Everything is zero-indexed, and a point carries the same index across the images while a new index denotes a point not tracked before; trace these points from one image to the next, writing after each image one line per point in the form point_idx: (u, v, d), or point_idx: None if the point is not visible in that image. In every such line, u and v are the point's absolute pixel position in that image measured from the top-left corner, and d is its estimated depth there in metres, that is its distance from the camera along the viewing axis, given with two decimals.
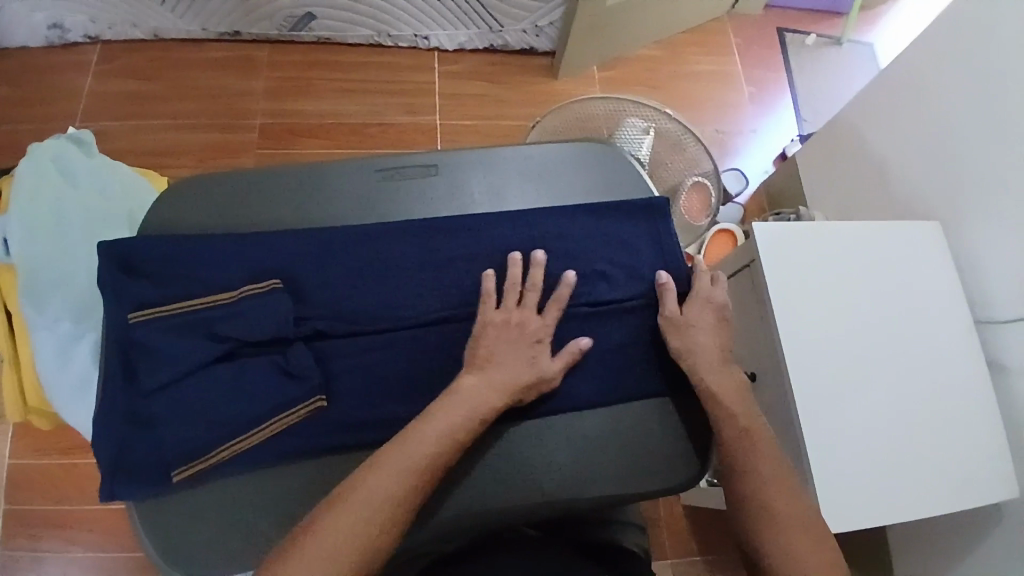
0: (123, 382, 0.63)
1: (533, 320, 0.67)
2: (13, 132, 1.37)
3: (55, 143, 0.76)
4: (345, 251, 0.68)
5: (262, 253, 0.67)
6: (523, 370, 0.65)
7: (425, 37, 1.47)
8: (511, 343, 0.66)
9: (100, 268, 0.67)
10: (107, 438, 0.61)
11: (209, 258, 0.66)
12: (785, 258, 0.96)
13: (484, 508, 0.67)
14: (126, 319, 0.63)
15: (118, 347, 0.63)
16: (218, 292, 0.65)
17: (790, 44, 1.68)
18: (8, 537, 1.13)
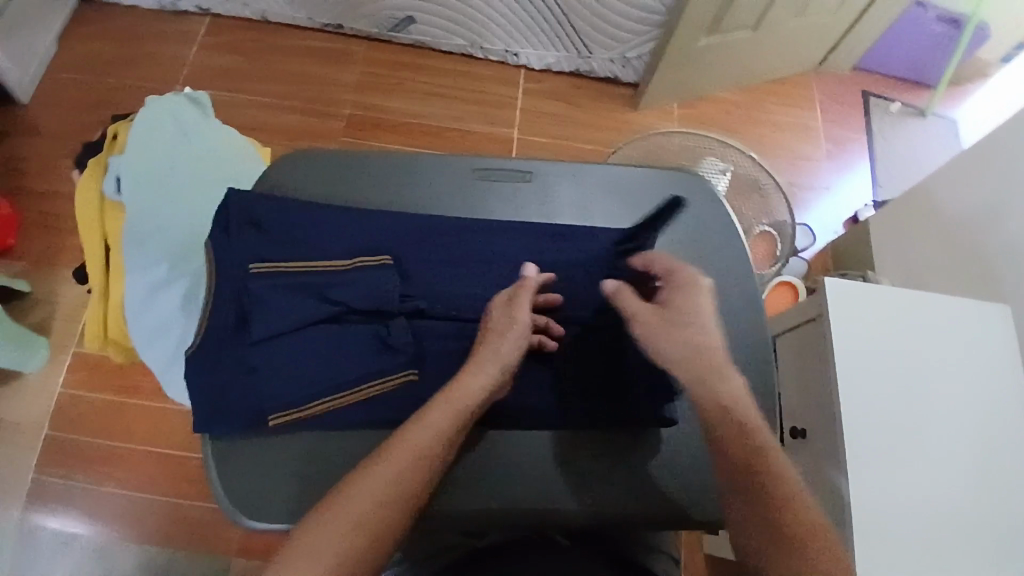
0: (232, 330, 0.64)
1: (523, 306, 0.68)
2: (119, 88, 1.46)
3: (175, 100, 0.81)
4: (449, 241, 0.70)
5: (370, 229, 0.69)
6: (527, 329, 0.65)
7: (515, 54, 1.51)
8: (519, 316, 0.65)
9: (219, 214, 0.67)
10: (206, 380, 0.63)
11: (328, 226, 0.68)
12: (854, 316, 0.95)
13: (530, 503, 0.69)
14: (246, 269, 0.65)
15: (230, 292, 0.64)
16: (334, 259, 0.67)
17: (873, 108, 1.66)
18: (48, 464, 1.18)
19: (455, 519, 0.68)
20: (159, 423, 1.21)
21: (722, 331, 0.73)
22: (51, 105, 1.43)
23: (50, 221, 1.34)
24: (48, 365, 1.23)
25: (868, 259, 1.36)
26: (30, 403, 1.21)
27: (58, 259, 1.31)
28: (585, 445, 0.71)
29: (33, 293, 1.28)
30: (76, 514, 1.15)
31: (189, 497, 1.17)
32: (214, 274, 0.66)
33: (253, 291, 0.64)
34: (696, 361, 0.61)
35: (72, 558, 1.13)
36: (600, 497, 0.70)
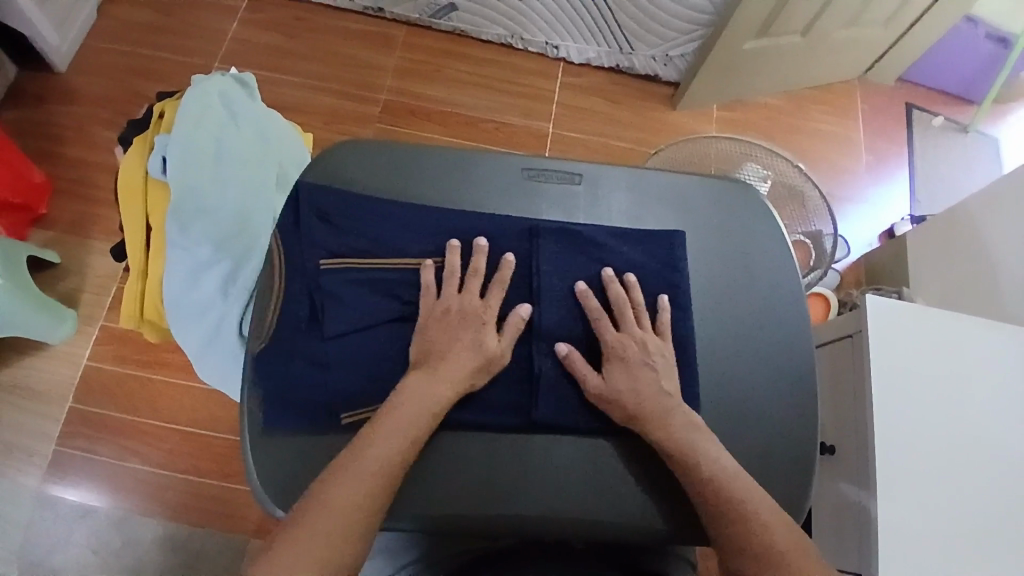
0: (305, 323, 0.67)
1: (475, 304, 0.67)
2: (156, 60, 1.45)
3: (224, 80, 0.81)
4: (502, 241, 0.70)
5: (422, 226, 0.70)
6: (471, 355, 0.65)
7: (555, 46, 1.49)
8: (452, 328, 0.66)
9: (289, 208, 0.71)
10: (281, 372, 0.66)
11: (381, 220, 0.70)
12: (893, 336, 0.93)
13: (524, 513, 0.64)
14: (318, 265, 0.68)
15: (301, 286, 0.68)
16: (389, 259, 0.69)
17: (917, 121, 1.62)
18: (72, 434, 1.19)
19: (446, 525, 0.64)
20: (183, 399, 1.22)
21: (767, 349, 0.71)
22: (89, 75, 1.43)
23: (84, 191, 1.34)
24: (76, 335, 1.24)
25: (903, 275, 1.33)
26: (57, 371, 1.22)
27: (90, 229, 1.31)
28: (584, 451, 0.66)
29: (64, 262, 1.29)
30: (97, 484, 1.17)
31: (209, 475, 1.18)
32: (285, 268, 0.69)
33: (325, 287, 0.67)
34: (646, 417, 0.64)
35: (92, 527, 1.14)
36: (601, 511, 0.65)
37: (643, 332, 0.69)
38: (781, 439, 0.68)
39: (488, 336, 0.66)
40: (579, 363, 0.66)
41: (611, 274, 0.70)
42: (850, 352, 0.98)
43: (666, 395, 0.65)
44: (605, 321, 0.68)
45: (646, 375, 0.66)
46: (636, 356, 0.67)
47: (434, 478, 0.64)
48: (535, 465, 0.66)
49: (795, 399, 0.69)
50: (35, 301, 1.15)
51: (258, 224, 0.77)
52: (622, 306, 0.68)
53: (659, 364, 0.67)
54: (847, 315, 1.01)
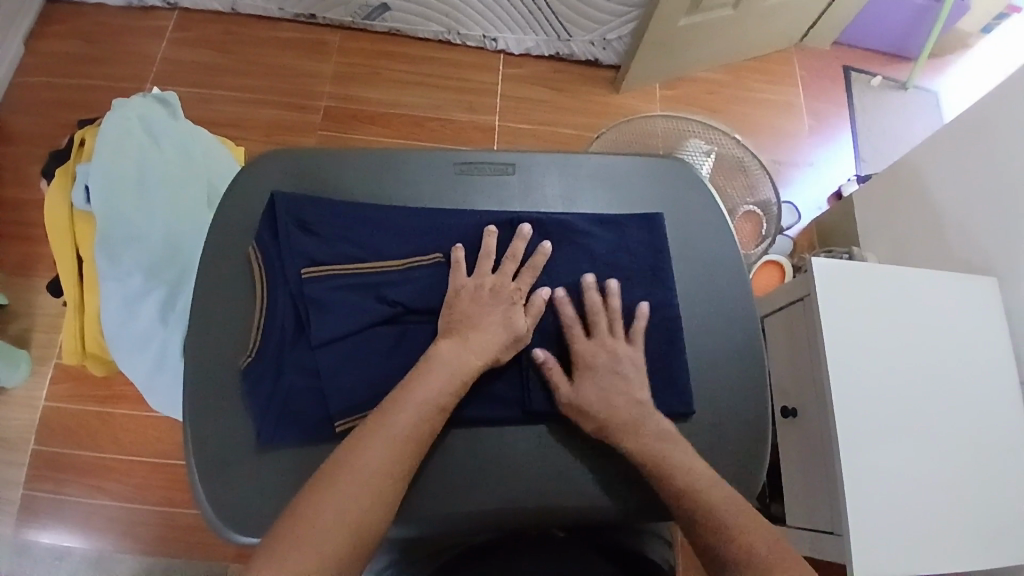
0: (292, 335, 0.63)
1: (509, 285, 0.65)
2: (86, 87, 1.42)
3: (143, 102, 0.79)
4: (445, 234, 0.68)
5: (359, 228, 0.67)
6: (501, 333, 0.63)
7: (493, 39, 1.48)
8: (483, 304, 0.63)
9: (264, 218, 0.68)
10: (268, 387, 0.62)
11: (313, 226, 0.66)
12: (841, 295, 0.95)
13: (516, 505, 0.64)
14: (299, 274, 0.64)
15: (286, 298, 0.64)
16: (359, 262, 0.65)
17: (855, 83, 1.65)
18: (34, 478, 1.16)
19: (437, 524, 0.63)
20: (148, 430, 1.19)
21: (712, 318, 0.72)
22: (19, 109, 1.39)
23: (24, 229, 1.31)
24: (30, 377, 1.21)
25: (853, 235, 1.36)
26: (14, 416, 1.19)
27: (34, 267, 1.28)
28: (577, 437, 0.66)
29: (10, 304, 1.25)
30: (66, 526, 1.14)
31: (182, 504, 1.16)
32: (267, 281, 0.66)
33: (309, 295, 0.63)
34: (614, 430, 0.63)
35: (66, 570, 1.12)
36: (592, 497, 0.65)
37: (614, 339, 0.66)
38: (732, 406, 0.69)
39: (519, 318, 0.64)
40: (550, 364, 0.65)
41: (591, 281, 0.68)
42: (802, 315, 1.00)
43: (638, 405, 0.64)
44: (579, 331, 0.66)
45: (616, 384, 0.64)
46: (607, 365, 0.65)
47: (459, 469, 0.65)
48: (527, 455, 0.65)
49: (742, 366, 0.71)
50: None
51: (191, 247, 0.75)
52: (597, 317, 0.67)
53: (628, 374, 0.65)
54: (796, 280, 1.02)
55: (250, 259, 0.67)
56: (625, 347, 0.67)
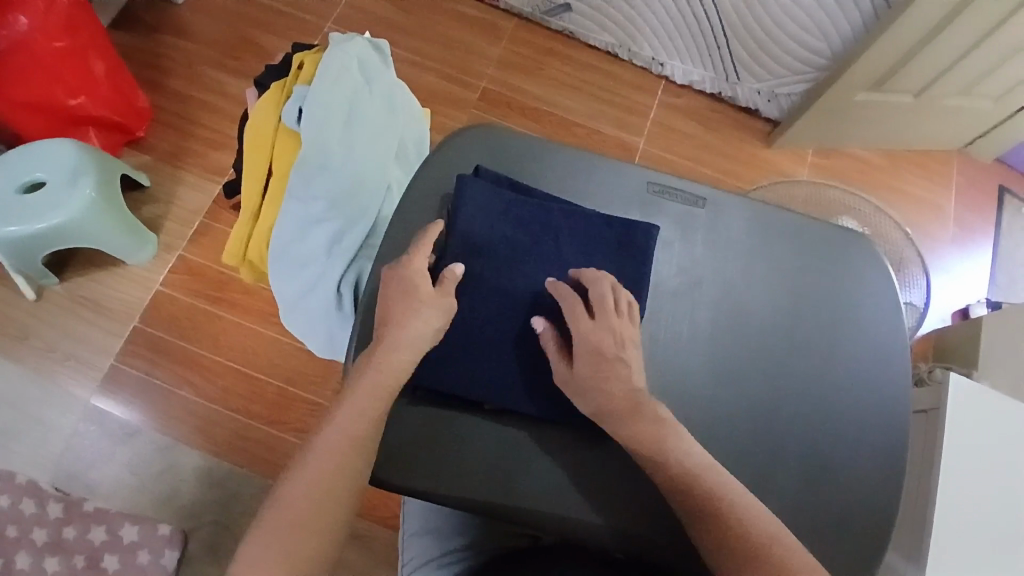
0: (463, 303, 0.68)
1: (411, 275, 0.64)
2: (270, 10, 1.48)
3: (363, 45, 0.83)
4: (623, 249, 0.70)
5: (536, 218, 0.70)
6: (414, 327, 0.62)
7: (660, 63, 1.48)
8: (390, 298, 0.63)
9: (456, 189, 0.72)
10: None
11: (495, 202, 0.69)
12: (976, 421, 0.89)
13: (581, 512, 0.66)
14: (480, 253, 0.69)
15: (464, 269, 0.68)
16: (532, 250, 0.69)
17: (1009, 204, 1.58)
18: (132, 354, 1.22)
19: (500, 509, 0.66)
20: (244, 341, 1.24)
21: (861, 406, 0.70)
22: (203, 12, 1.47)
23: (180, 122, 1.38)
24: (154, 261, 1.27)
25: (973, 358, 1.30)
26: (128, 291, 1.25)
27: (181, 161, 1.35)
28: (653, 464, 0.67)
29: (153, 188, 1.33)
30: (148, 406, 1.20)
31: (256, 418, 1.20)
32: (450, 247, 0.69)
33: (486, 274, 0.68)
34: (611, 415, 0.62)
35: (137, 447, 1.17)
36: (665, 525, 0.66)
37: (620, 321, 0.65)
38: (861, 500, 0.67)
39: (421, 306, 0.63)
40: (548, 343, 0.66)
41: (592, 273, 0.67)
42: (921, 426, 0.97)
43: (637, 389, 0.63)
44: (582, 311, 0.65)
45: (617, 370, 0.63)
46: (608, 349, 0.64)
47: (423, 445, 0.66)
48: (598, 467, 0.67)
49: (885, 464, 0.68)
50: (120, 221, 1.19)
51: (371, 189, 0.78)
52: (602, 293, 0.65)
53: (611, 355, 0.64)
54: (927, 389, 0.99)
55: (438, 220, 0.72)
56: (631, 331, 0.66)
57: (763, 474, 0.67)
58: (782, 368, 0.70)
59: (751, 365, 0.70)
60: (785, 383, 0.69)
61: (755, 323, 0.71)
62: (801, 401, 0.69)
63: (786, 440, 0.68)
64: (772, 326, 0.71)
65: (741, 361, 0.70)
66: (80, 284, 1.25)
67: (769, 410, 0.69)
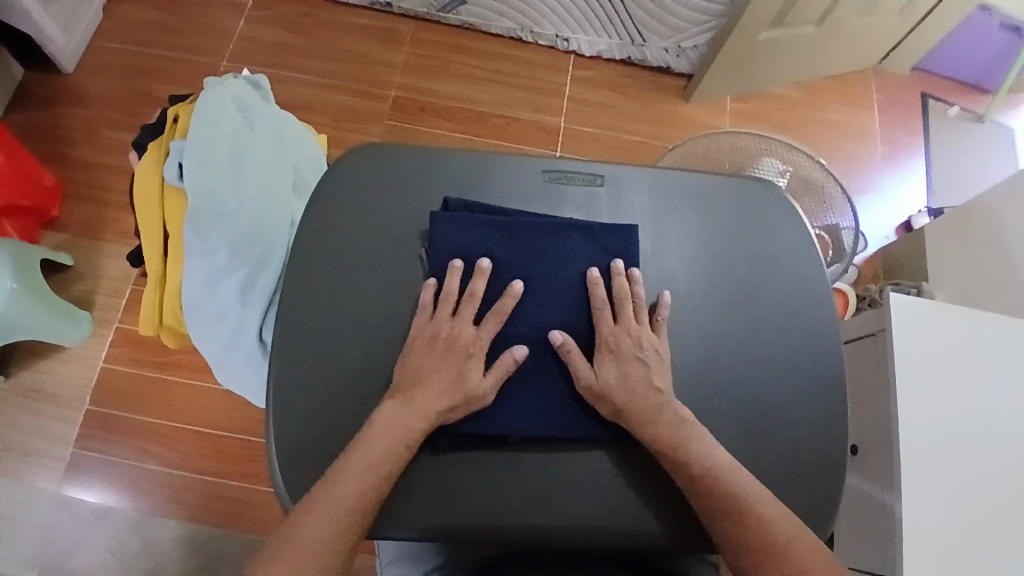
0: (381, 331, 0.68)
1: (466, 333, 0.66)
2: (162, 59, 1.44)
3: (238, 85, 0.82)
4: (533, 240, 0.69)
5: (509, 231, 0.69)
6: (452, 391, 0.63)
7: (566, 39, 1.47)
8: (435, 358, 0.65)
9: (351, 216, 0.71)
10: (351, 373, 0.66)
11: (469, 264, 0.68)
12: (921, 335, 0.91)
13: (581, 522, 0.63)
14: (388, 275, 0.69)
15: (372, 295, 0.69)
16: (494, 306, 0.67)
17: (932, 111, 1.59)
18: (86, 437, 1.19)
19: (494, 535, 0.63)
20: (198, 401, 1.22)
21: (793, 349, 0.71)
22: (97, 75, 1.42)
23: (94, 192, 1.33)
24: (91, 338, 1.24)
25: (920, 269, 1.31)
26: (71, 374, 1.22)
27: (100, 232, 1.31)
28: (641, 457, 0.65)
29: (77, 265, 1.29)
30: (112, 486, 1.17)
31: (227, 476, 1.18)
32: (356, 275, 0.69)
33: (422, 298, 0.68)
34: (634, 414, 0.64)
35: (111, 530, 1.14)
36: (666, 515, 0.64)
37: (641, 327, 0.68)
38: (810, 443, 0.67)
39: (472, 374, 0.64)
40: (572, 351, 0.65)
41: (622, 266, 0.69)
42: (872, 350, 0.98)
43: (659, 391, 0.65)
44: (606, 315, 0.67)
45: (638, 370, 0.65)
46: (629, 350, 0.66)
47: (406, 485, 0.63)
48: (587, 471, 0.64)
49: (823, 405, 0.69)
50: (45, 307, 1.15)
51: (273, 229, 0.76)
52: (625, 302, 0.68)
53: (641, 361, 0.66)
54: (870, 313, 1.00)
55: (358, 249, 0.70)
56: (654, 336, 0.68)
57: (710, 439, 0.67)
58: (708, 326, 0.71)
59: (678, 330, 0.70)
60: (715, 344, 0.70)
61: (675, 290, 0.72)
62: (732, 358, 0.70)
63: (722, 400, 0.68)
64: (692, 288, 0.72)
65: (668, 330, 0.70)
66: (21, 377, 1.21)
67: (702, 376, 0.69)
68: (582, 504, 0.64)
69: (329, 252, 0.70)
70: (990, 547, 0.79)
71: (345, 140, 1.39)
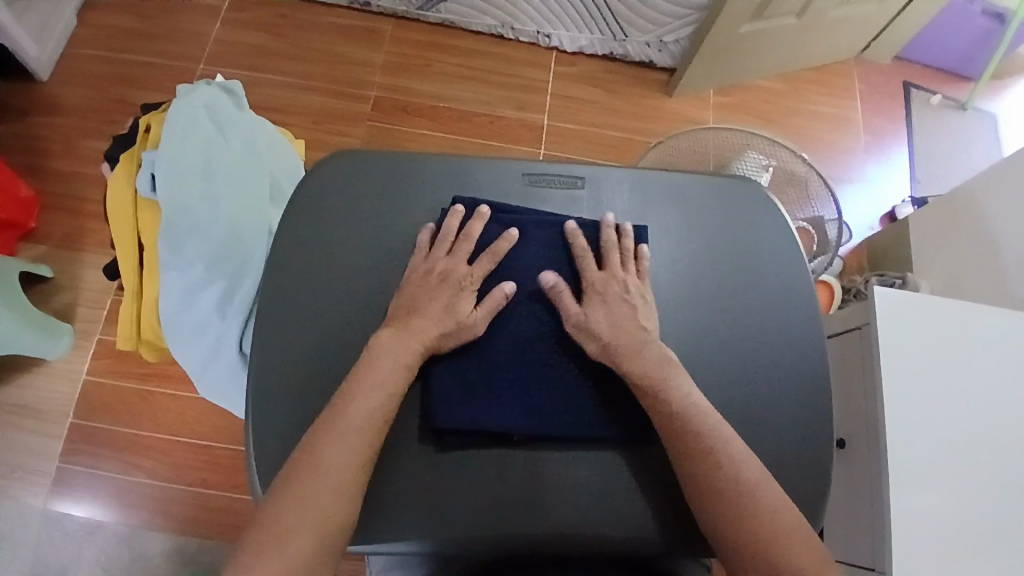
0: (361, 339, 0.67)
1: (460, 268, 0.67)
2: (138, 64, 1.42)
3: (210, 92, 0.80)
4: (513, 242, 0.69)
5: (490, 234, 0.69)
6: (442, 318, 0.64)
7: (547, 35, 1.46)
8: (429, 290, 0.66)
9: (327, 223, 0.70)
10: (330, 384, 0.65)
11: (469, 210, 0.71)
12: (906, 327, 0.91)
13: (570, 530, 0.63)
14: (367, 283, 0.69)
15: (351, 304, 0.68)
16: (488, 247, 0.69)
17: (914, 100, 1.59)
18: (71, 451, 1.17)
19: (482, 545, 0.62)
20: (184, 411, 1.21)
21: (777, 347, 0.70)
22: (73, 82, 1.40)
23: (72, 202, 1.31)
24: (73, 351, 1.22)
25: (905, 259, 1.31)
26: (53, 387, 1.20)
27: (79, 242, 1.29)
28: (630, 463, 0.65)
29: (57, 277, 1.26)
30: (99, 499, 1.15)
31: (215, 486, 1.17)
32: (334, 284, 0.68)
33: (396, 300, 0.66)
34: (623, 353, 0.64)
35: (100, 544, 1.12)
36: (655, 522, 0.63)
37: (627, 274, 0.69)
38: (796, 441, 0.67)
39: (463, 303, 0.65)
40: (561, 293, 0.67)
41: (611, 219, 0.71)
42: (858, 344, 0.98)
43: (647, 337, 0.65)
44: (591, 261, 0.69)
45: (627, 313, 0.66)
46: (616, 293, 0.67)
47: (393, 497, 0.62)
48: (576, 478, 0.64)
49: (808, 403, 0.69)
50: (28, 321, 1.13)
51: (251, 239, 0.75)
52: (610, 249, 0.69)
53: (630, 305, 0.67)
54: (855, 306, 1.00)
55: (337, 257, 0.69)
56: (642, 284, 0.69)
57: None
58: (691, 325, 0.70)
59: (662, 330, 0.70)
60: (699, 345, 0.70)
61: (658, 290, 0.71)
62: (717, 358, 0.69)
63: (706, 400, 0.68)
64: (674, 287, 0.72)
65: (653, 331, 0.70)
66: (4, 392, 1.19)
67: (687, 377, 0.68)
68: (571, 512, 0.63)
69: (307, 261, 0.69)
70: (976, 537, 0.80)
71: (326, 143, 1.37)
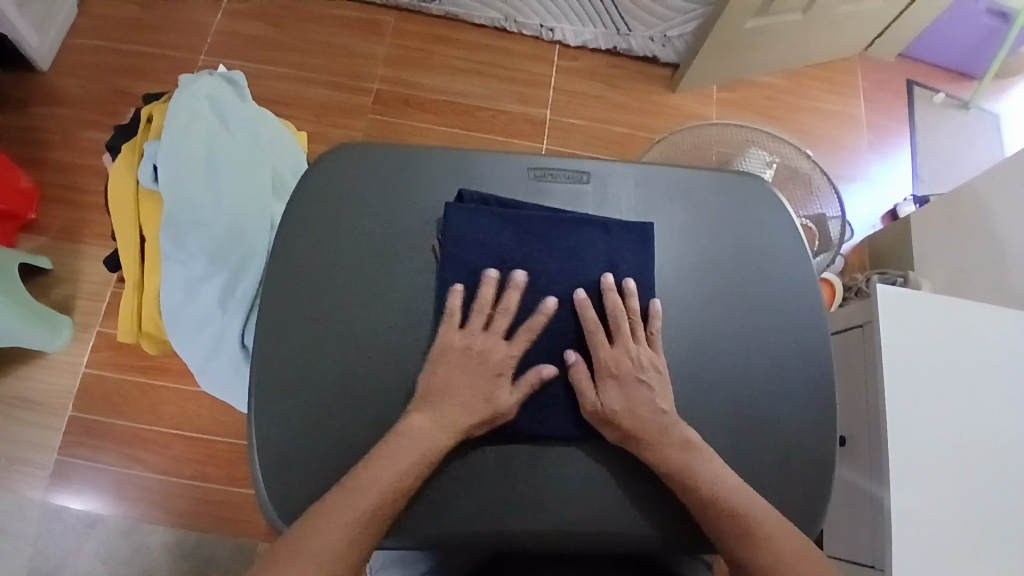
0: (363, 336, 0.66)
1: (498, 348, 0.65)
2: (139, 55, 1.41)
3: (213, 83, 0.80)
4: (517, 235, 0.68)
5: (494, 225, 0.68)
6: (479, 405, 0.63)
7: (551, 29, 1.45)
8: (465, 369, 0.64)
9: (331, 217, 0.70)
10: (334, 380, 0.65)
11: (503, 276, 0.68)
12: (908, 325, 0.91)
13: (575, 526, 0.63)
14: (371, 278, 0.68)
15: (354, 298, 0.67)
16: (525, 323, 0.67)
17: (918, 98, 1.59)
18: (71, 443, 1.17)
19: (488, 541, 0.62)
20: (185, 404, 1.20)
21: (783, 346, 0.70)
22: (73, 73, 1.38)
23: (72, 194, 1.30)
24: (72, 343, 1.22)
25: (907, 258, 1.31)
26: (53, 380, 1.19)
27: (79, 234, 1.28)
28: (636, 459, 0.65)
29: (56, 269, 1.26)
30: (98, 492, 1.15)
31: (215, 480, 1.17)
32: (337, 279, 0.68)
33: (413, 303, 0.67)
34: (640, 437, 0.63)
35: (100, 537, 1.12)
36: (660, 518, 0.64)
37: (637, 345, 0.67)
38: (800, 440, 0.67)
39: (503, 391, 0.64)
40: (579, 376, 0.65)
41: (612, 280, 0.68)
42: (860, 342, 0.98)
43: (662, 411, 0.64)
44: (601, 337, 0.66)
45: (641, 393, 0.65)
46: (631, 372, 0.65)
47: None
48: (581, 475, 0.64)
49: (811, 401, 0.69)
50: (28, 314, 1.12)
51: (254, 233, 0.75)
52: (619, 319, 0.67)
53: (644, 381, 0.65)
54: (858, 305, 1.00)
55: (340, 252, 0.69)
56: (652, 354, 0.67)
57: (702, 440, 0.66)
58: (696, 323, 0.70)
59: (667, 328, 0.70)
60: (704, 342, 0.69)
61: (665, 287, 0.71)
62: (722, 355, 0.69)
63: (712, 398, 0.68)
64: (680, 285, 0.71)
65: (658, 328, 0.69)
66: (3, 385, 1.18)
67: (691, 374, 0.68)
68: (576, 508, 0.63)
69: (311, 255, 0.69)
70: (976, 535, 0.80)
71: (329, 136, 1.36)
